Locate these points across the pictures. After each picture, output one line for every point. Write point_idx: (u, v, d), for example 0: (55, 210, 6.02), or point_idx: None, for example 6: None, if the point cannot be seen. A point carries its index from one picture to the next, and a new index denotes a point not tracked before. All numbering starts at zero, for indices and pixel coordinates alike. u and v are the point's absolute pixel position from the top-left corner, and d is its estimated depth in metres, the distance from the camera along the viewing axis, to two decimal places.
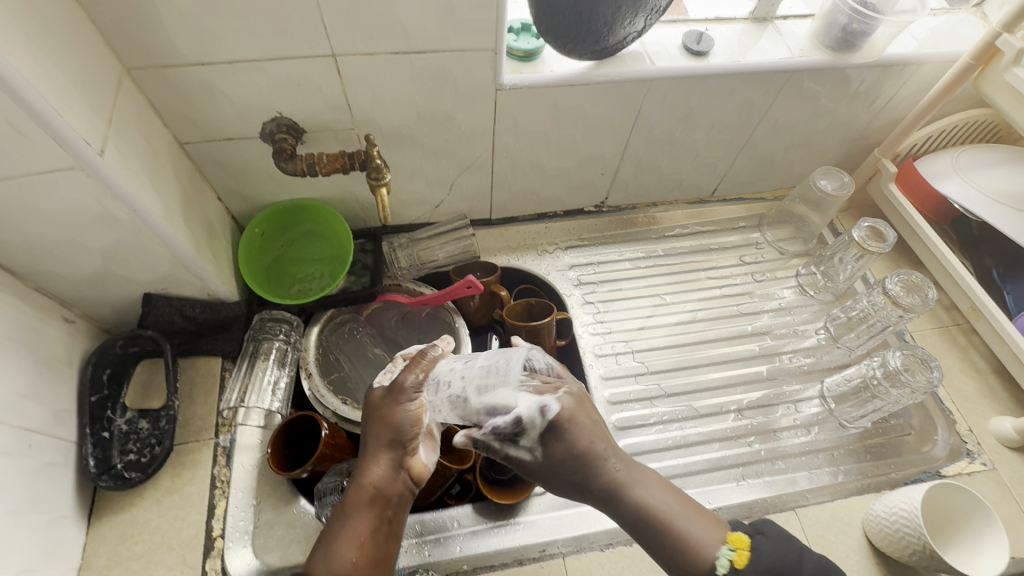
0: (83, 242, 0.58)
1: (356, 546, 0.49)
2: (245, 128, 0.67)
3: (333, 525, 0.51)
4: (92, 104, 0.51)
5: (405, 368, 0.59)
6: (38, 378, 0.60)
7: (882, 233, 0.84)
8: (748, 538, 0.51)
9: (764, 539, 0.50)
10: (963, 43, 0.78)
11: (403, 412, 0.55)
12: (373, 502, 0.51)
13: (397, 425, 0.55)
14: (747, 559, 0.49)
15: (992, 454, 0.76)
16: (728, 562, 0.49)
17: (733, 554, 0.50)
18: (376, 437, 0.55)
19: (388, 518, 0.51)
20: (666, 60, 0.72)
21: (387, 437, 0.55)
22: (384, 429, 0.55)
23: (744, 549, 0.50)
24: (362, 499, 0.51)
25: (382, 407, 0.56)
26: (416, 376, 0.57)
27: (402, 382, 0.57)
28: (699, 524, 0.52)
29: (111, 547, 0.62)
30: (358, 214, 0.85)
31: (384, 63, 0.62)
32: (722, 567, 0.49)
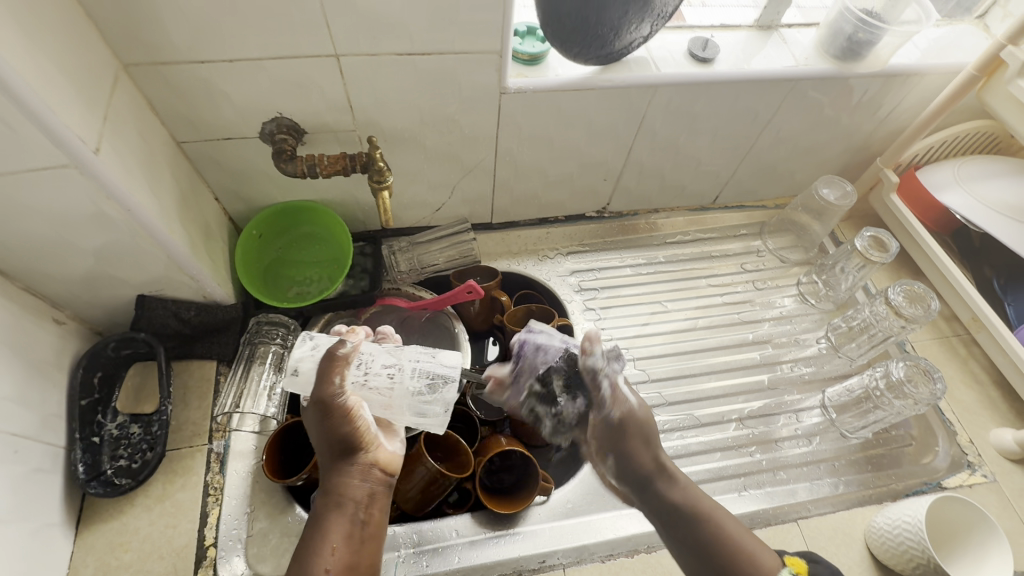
0: (76, 241, 0.57)
1: (328, 556, 0.46)
2: (245, 128, 0.66)
3: (303, 539, 0.48)
4: (88, 100, 0.49)
5: (320, 379, 0.53)
6: (26, 381, 0.58)
7: (884, 243, 0.83)
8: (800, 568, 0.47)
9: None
10: (965, 54, 0.78)
11: (339, 423, 0.51)
12: (340, 506, 0.49)
13: (338, 435, 0.51)
14: None
15: (993, 465, 0.76)
16: None
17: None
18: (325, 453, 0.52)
19: (361, 520, 0.49)
20: (672, 67, 0.72)
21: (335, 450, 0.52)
22: (327, 444, 0.52)
23: None
24: (329, 505, 0.49)
25: (317, 422, 0.52)
26: (339, 384, 0.52)
27: (327, 396, 0.51)
28: (755, 542, 0.52)
29: (99, 556, 0.60)
30: (358, 216, 0.84)
31: (387, 64, 0.61)
32: None
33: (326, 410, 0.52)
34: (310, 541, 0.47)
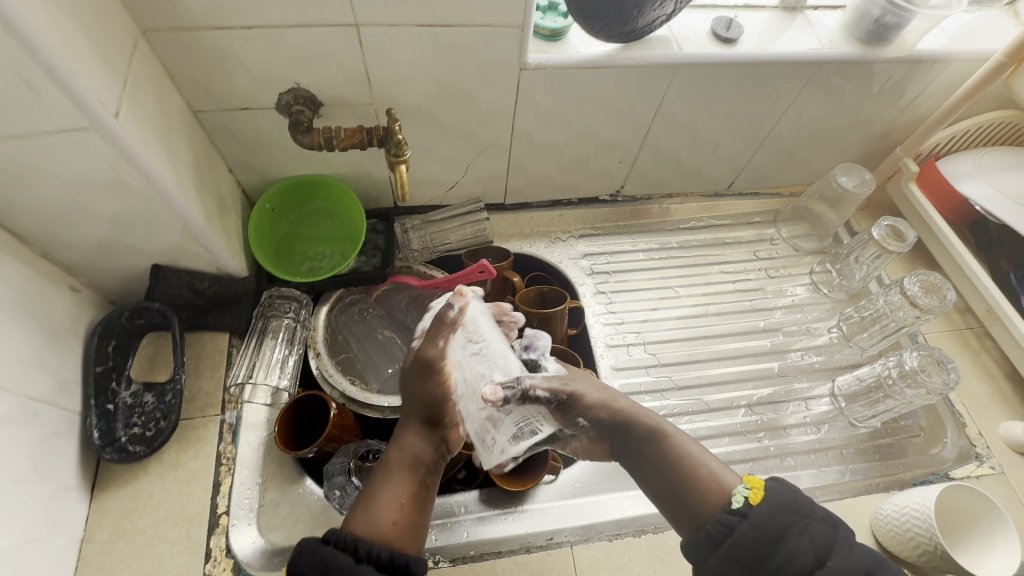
0: (92, 208, 0.57)
1: (392, 506, 0.49)
2: (261, 98, 0.65)
3: (370, 488, 0.51)
4: (108, 64, 0.49)
5: (431, 336, 0.56)
6: (43, 346, 0.58)
7: (902, 233, 0.83)
8: (765, 480, 0.51)
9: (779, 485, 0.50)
10: (992, 41, 0.77)
11: (432, 386, 0.54)
12: (409, 466, 0.52)
13: (431, 397, 0.54)
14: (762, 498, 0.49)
15: (1001, 457, 0.76)
16: (744, 498, 0.49)
17: (749, 491, 0.50)
18: (409, 413, 0.55)
19: (424, 485, 0.52)
20: (694, 46, 0.70)
21: (420, 413, 0.55)
22: (414, 406, 0.55)
23: (760, 488, 0.50)
24: (400, 463, 0.52)
25: (418, 378, 0.55)
26: (438, 347, 0.55)
27: (425, 356, 0.55)
28: (717, 464, 0.54)
29: (114, 520, 0.61)
30: (371, 193, 0.84)
31: (407, 35, 0.60)
32: (737, 501, 0.49)
33: (425, 369, 0.55)
34: (376, 491, 0.50)
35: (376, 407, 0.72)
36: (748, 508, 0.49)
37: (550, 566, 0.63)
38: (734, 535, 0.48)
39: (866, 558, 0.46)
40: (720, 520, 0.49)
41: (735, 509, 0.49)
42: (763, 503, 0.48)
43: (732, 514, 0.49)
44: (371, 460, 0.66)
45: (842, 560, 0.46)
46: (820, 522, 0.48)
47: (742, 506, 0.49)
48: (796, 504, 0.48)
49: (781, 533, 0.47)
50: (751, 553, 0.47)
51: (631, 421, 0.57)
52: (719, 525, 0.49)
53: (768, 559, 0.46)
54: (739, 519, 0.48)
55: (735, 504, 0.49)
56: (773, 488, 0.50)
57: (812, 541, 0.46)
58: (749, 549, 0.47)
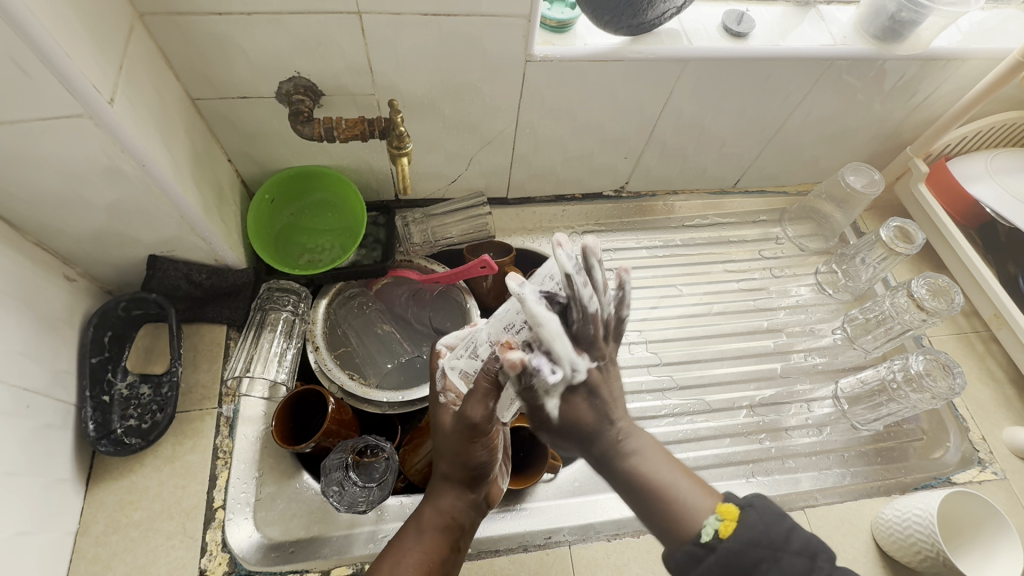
0: (88, 197, 0.56)
1: (421, 570, 0.49)
2: (261, 86, 0.64)
3: (400, 541, 0.52)
4: (102, 48, 0.47)
5: (469, 398, 0.48)
6: (37, 337, 0.57)
7: (910, 234, 0.81)
8: (739, 509, 0.43)
9: (756, 512, 0.42)
10: (1008, 40, 0.75)
11: (477, 452, 0.51)
12: (443, 527, 0.52)
13: (473, 460, 0.52)
14: (733, 530, 0.42)
15: (1004, 463, 0.75)
16: (713, 531, 0.42)
17: (718, 524, 0.42)
18: (448, 470, 0.53)
19: (455, 544, 0.52)
20: (704, 40, 0.69)
21: (461, 472, 0.53)
22: (454, 466, 0.52)
23: (732, 519, 0.42)
24: (433, 522, 0.52)
25: (462, 442, 0.50)
26: (482, 406, 0.47)
27: (469, 417, 0.48)
28: (687, 484, 0.46)
29: (109, 513, 0.61)
30: (372, 184, 0.82)
31: (410, 25, 0.59)
32: (705, 534, 0.42)
33: (471, 435, 0.50)
34: (408, 551, 0.50)
35: (374, 403, 0.71)
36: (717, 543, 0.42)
37: (547, 566, 0.63)
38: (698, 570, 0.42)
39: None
40: (690, 551, 0.43)
41: (705, 543, 0.42)
42: (733, 538, 0.41)
43: (700, 546, 0.42)
44: (369, 456, 0.65)
45: None
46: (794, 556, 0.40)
47: (709, 539, 0.42)
48: (767, 537, 0.40)
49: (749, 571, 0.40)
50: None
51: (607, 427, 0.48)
52: (688, 555, 0.43)
53: None
54: (705, 552, 0.42)
55: (703, 538, 0.42)
56: (748, 521, 0.41)
57: None
58: None
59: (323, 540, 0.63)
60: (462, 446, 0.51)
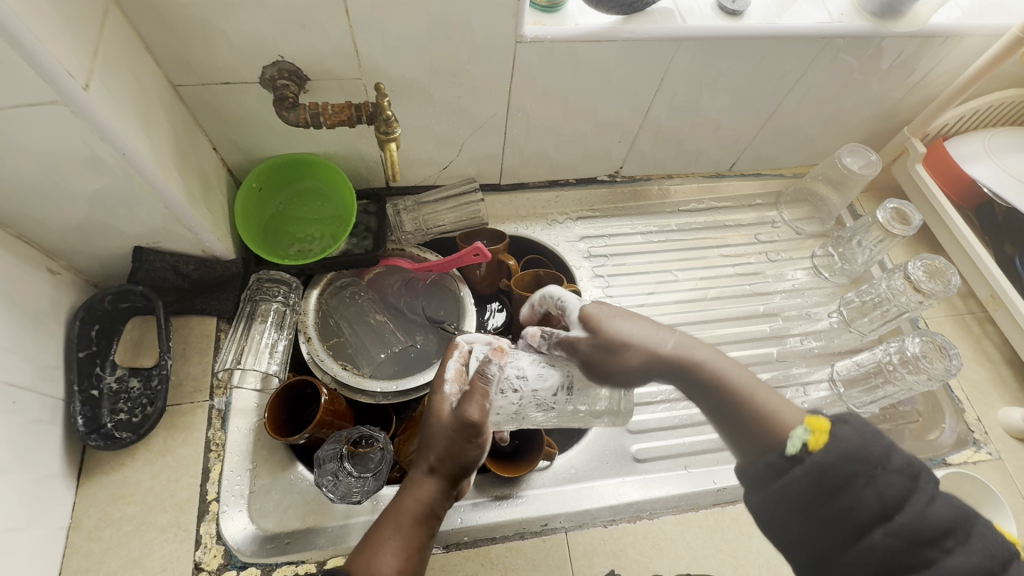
0: (68, 187, 0.54)
1: (399, 561, 0.49)
2: (244, 71, 0.62)
3: (378, 529, 0.51)
4: (76, 32, 0.46)
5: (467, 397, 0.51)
6: (22, 331, 0.56)
7: (907, 216, 0.80)
8: (830, 424, 0.44)
9: (850, 428, 0.43)
10: (1008, 16, 0.74)
11: (467, 449, 0.52)
12: (422, 519, 0.52)
13: (462, 455, 0.52)
14: (823, 443, 0.43)
15: (999, 443, 0.76)
16: (802, 442, 0.43)
17: (807, 436, 0.43)
18: (435, 462, 0.53)
19: (429, 535, 0.52)
20: (698, 19, 0.67)
21: (450, 466, 0.52)
22: (443, 459, 0.52)
23: (822, 431, 0.43)
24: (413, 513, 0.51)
25: (456, 436, 0.51)
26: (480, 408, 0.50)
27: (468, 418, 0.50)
28: (783, 402, 0.49)
29: (101, 507, 0.60)
30: (362, 172, 0.81)
31: (396, 5, 0.57)
32: (793, 447, 0.44)
33: (466, 431, 0.51)
34: (387, 541, 0.50)
35: (368, 393, 0.70)
36: (807, 455, 0.43)
37: (544, 552, 0.62)
38: (785, 480, 0.43)
39: (946, 516, 0.39)
40: (771, 460, 0.44)
41: (791, 454, 0.43)
42: (825, 452, 0.42)
43: (786, 459, 0.44)
44: (364, 446, 0.65)
45: (915, 514, 0.39)
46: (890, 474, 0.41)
47: (797, 451, 0.43)
48: (864, 452, 0.42)
49: (842, 483, 0.41)
50: (806, 502, 0.42)
51: (701, 366, 0.53)
52: (769, 464, 0.44)
53: (831, 505, 0.41)
54: (793, 464, 0.43)
55: (790, 449, 0.43)
56: (839, 436, 0.43)
57: (878, 493, 0.40)
58: (801, 497, 0.42)
59: (318, 531, 0.63)
60: (455, 440, 0.51)
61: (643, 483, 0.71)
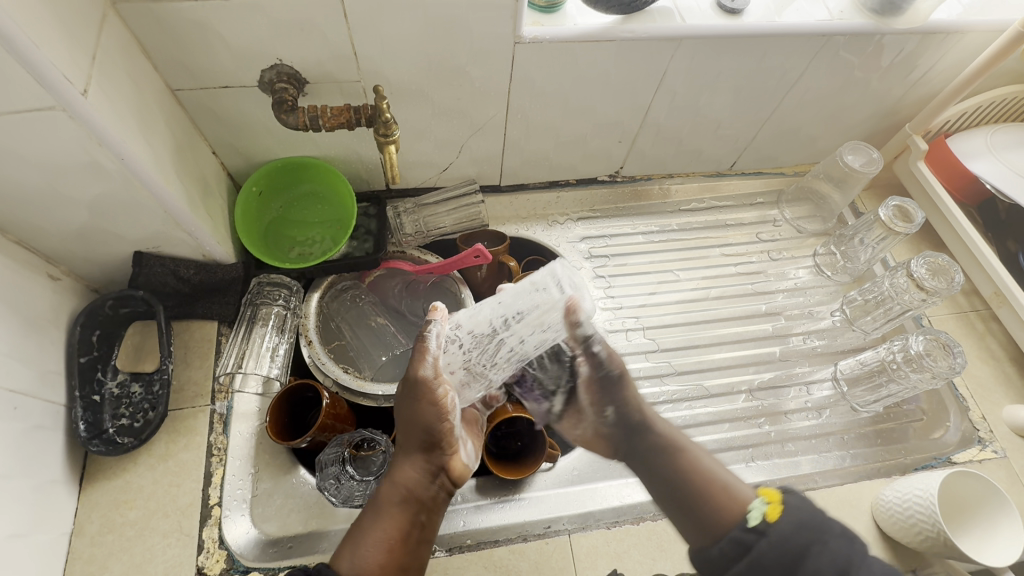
0: (68, 193, 0.54)
1: (380, 548, 0.49)
2: (243, 75, 0.62)
3: (360, 523, 0.51)
4: (73, 38, 0.46)
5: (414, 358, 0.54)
6: (23, 337, 0.56)
7: (909, 213, 0.80)
8: (782, 493, 0.45)
9: (796, 495, 0.44)
10: (1009, 12, 0.73)
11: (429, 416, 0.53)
12: (402, 500, 0.52)
13: (428, 426, 0.53)
14: (779, 512, 0.43)
15: (1004, 442, 0.75)
16: (761, 514, 0.44)
17: (766, 507, 0.44)
18: (408, 440, 0.54)
19: (417, 518, 0.52)
20: (697, 18, 0.67)
21: (420, 440, 0.54)
22: (413, 435, 0.54)
23: (777, 502, 0.44)
24: (392, 499, 0.52)
25: (413, 405, 0.53)
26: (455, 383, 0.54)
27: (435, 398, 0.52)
28: (732, 476, 0.51)
29: (104, 513, 0.60)
30: (361, 175, 0.81)
31: (395, 8, 0.57)
32: (754, 518, 0.44)
33: (418, 392, 0.53)
34: (372, 527, 0.50)
35: (370, 396, 0.70)
36: (767, 526, 0.43)
37: (547, 555, 0.62)
38: (754, 553, 0.42)
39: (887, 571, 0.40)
40: (735, 535, 0.43)
41: (751, 526, 0.43)
42: (782, 520, 0.42)
43: (749, 532, 0.43)
44: (366, 449, 0.65)
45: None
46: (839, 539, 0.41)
47: (758, 522, 0.43)
48: (812, 522, 0.42)
49: (800, 555, 0.41)
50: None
51: (652, 426, 0.58)
52: (733, 540, 0.43)
53: None
54: (755, 538, 0.42)
55: (751, 521, 0.43)
56: (792, 504, 0.43)
57: (831, 560, 0.40)
58: (768, 568, 0.41)
59: (321, 535, 0.63)
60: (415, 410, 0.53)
61: None
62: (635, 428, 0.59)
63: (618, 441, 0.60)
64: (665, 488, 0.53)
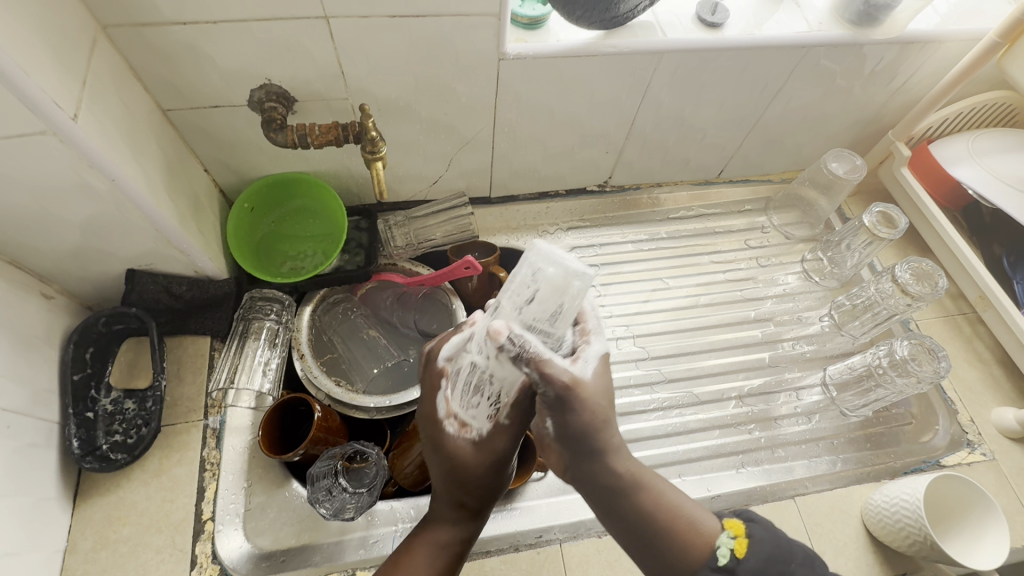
0: (59, 214, 0.55)
1: None
2: (232, 95, 0.63)
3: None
4: (64, 64, 0.47)
5: (499, 427, 0.50)
6: (17, 356, 0.57)
7: (893, 219, 0.81)
8: (744, 524, 0.47)
9: (759, 527, 0.47)
10: (986, 21, 0.75)
11: (494, 478, 0.52)
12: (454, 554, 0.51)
13: (488, 485, 0.52)
14: (746, 547, 0.45)
15: (993, 444, 0.76)
16: (729, 550, 0.45)
17: (733, 542, 0.46)
18: (461, 497, 0.52)
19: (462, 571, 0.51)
20: (678, 32, 0.68)
21: (475, 497, 0.52)
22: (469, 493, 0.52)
23: (743, 536, 0.46)
24: (446, 553, 0.50)
25: (486, 468, 0.51)
26: (509, 438, 0.51)
27: (496, 451, 0.51)
28: (696, 507, 0.49)
29: (97, 529, 0.61)
30: (352, 189, 0.82)
31: (380, 27, 0.58)
32: (722, 556, 0.45)
33: (496, 458, 0.51)
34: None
35: (362, 408, 0.70)
36: (735, 563, 0.45)
37: (538, 566, 0.62)
38: None
39: None
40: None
41: (722, 565, 0.45)
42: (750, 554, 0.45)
43: (718, 569, 0.45)
44: (359, 462, 0.65)
45: None
46: (801, 568, 0.44)
47: (728, 560, 0.45)
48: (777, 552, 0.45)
49: None
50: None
51: (610, 456, 0.49)
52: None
53: None
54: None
55: (722, 560, 0.45)
56: (756, 536, 0.46)
57: None
58: None
59: (314, 548, 0.63)
60: (481, 469, 0.51)
61: None
62: (584, 443, 0.49)
63: (568, 458, 0.51)
64: (624, 528, 0.49)
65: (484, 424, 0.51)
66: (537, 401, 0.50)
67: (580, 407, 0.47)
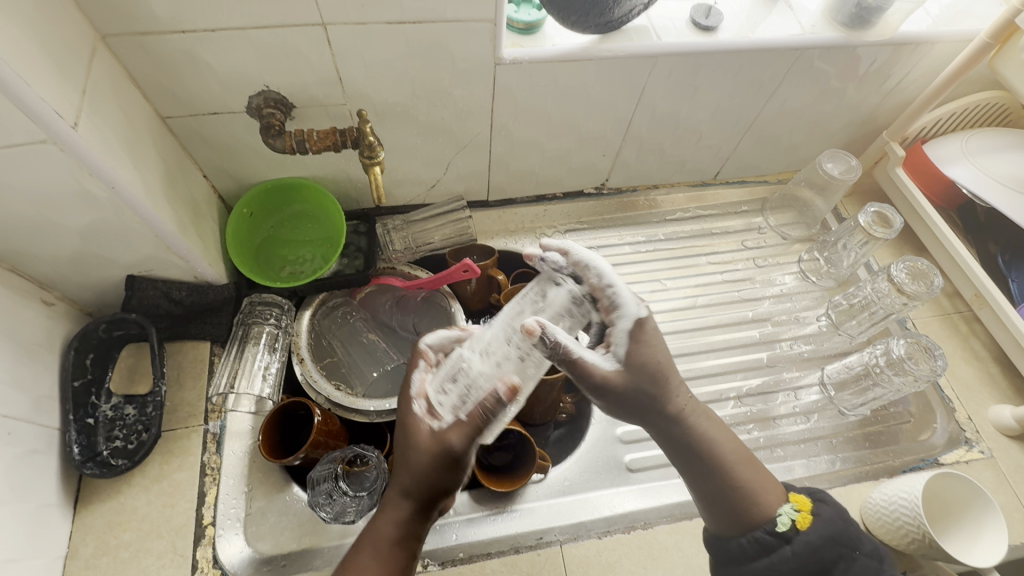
0: (59, 221, 0.55)
1: None
2: (231, 102, 0.63)
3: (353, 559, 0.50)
4: (64, 73, 0.47)
5: (455, 424, 0.50)
6: (17, 363, 0.57)
7: (888, 219, 0.82)
8: (812, 504, 0.54)
9: (828, 509, 0.53)
10: (977, 22, 0.75)
11: (439, 472, 0.50)
12: (398, 543, 0.50)
13: (435, 479, 0.50)
14: (808, 522, 0.52)
15: (990, 442, 0.76)
16: (790, 520, 0.52)
17: (796, 515, 0.52)
18: (410, 486, 0.51)
19: (410, 560, 0.51)
20: (673, 36, 0.69)
21: (423, 488, 0.51)
22: (418, 484, 0.51)
23: (807, 512, 0.52)
24: (388, 542, 0.50)
25: (428, 461, 0.50)
26: (466, 438, 0.49)
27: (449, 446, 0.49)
28: (760, 473, 0.56)
29: (98, 535, 0.61)
30: (351, 194, 0.82)
31: (377, 34, 0.59)
32: (783, 524, 0.52)
33: (439, 453, 0.50)
34: (363, 571, 0.48)
35: (363, 412, 0.70)
36: (794, 533, 0.52)
37: (539, 567, 0.62)
38: (774, 556, 0.52)
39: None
40: (760, 539, 0.52)
41: (780, 532, 0.52)
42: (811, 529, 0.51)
43: (775, 536, 0.52)
44: (359, 465, 0.66)
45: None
46: (866, 556, 0.51)
47: (788, 529, 0.52)
48: (844, 535, 0.51)
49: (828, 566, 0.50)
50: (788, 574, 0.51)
51: (688, 419, 0.57)
52: (757, 542, 0.52)
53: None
54: (781, 543, 0.52)
55: (780, 527, 0.52)
56: (822, 516, 0.52)
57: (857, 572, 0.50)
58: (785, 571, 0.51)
59: (314, 552, 0.63)
60: (427, 461, 0.50)
61: (638, 492, 0.71)
62: (659, 408, 0.56)
63: (635, 418, 0.57)
64: (699, 485, 0.56)
65: (446, 418, 0.51)
66: (500, 412, 0.49)
67: (642, 369, 0.55)
